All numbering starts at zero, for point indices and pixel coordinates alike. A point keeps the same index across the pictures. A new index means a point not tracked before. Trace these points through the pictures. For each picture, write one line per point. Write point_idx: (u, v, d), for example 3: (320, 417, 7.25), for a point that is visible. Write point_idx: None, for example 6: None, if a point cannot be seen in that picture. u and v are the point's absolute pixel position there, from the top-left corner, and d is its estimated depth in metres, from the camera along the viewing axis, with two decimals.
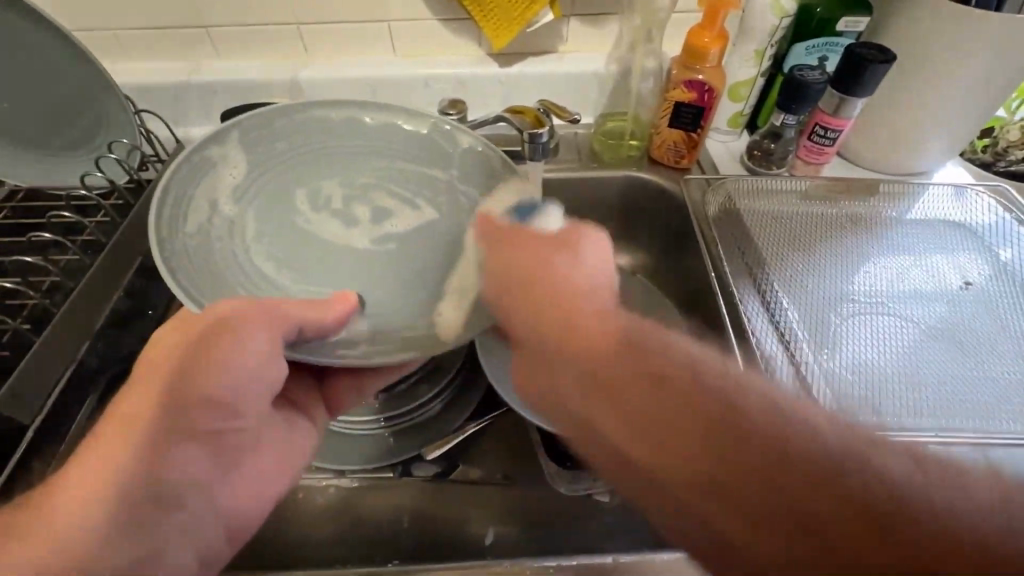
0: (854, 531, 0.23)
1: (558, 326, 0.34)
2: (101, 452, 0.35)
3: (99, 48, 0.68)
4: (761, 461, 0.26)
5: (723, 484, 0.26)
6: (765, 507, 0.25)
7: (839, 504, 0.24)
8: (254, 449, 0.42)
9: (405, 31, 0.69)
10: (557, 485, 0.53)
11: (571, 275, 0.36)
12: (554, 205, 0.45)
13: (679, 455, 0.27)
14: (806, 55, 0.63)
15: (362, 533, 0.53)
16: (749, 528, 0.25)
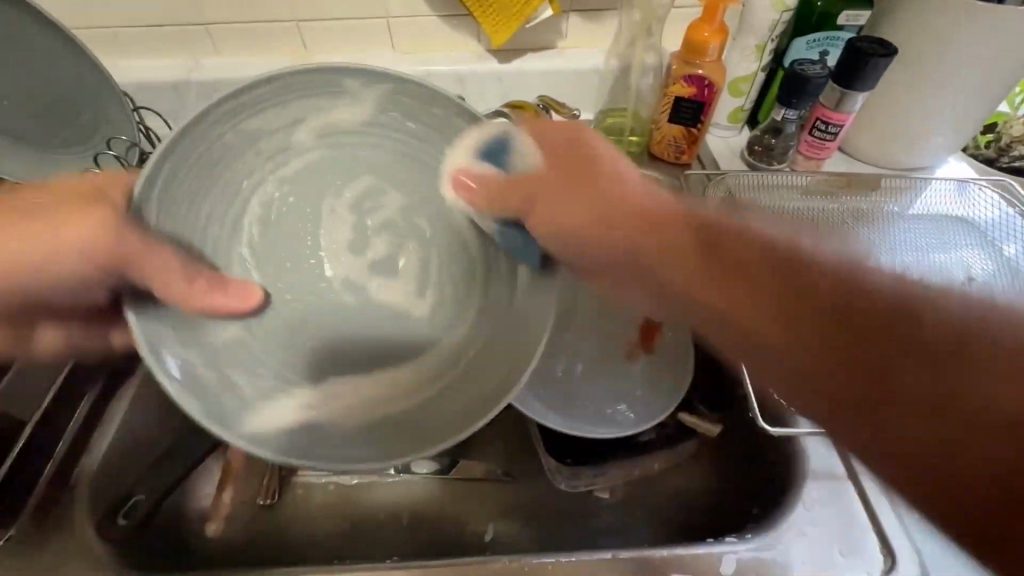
0: (940, 389, 0.28)
1: (601, 200, 0.39)
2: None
3: (98, 46, 0.68)
4: (855, 326, 0.31)
5: (789, 337, 0.32)
6: (846, 367, 0.30)
7: (937, 358, 0.28)
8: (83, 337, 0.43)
9: (405, 28, 0.69)
10: (555, 480, 0.52)
11: (612, 164, 0.40)
12: (516, 134, 0.41)
13: (768, 321, 0.33)
14: (807, 49, 0.63)
15: (361, 529, 0.53)
16: (842, 387, 0.30)
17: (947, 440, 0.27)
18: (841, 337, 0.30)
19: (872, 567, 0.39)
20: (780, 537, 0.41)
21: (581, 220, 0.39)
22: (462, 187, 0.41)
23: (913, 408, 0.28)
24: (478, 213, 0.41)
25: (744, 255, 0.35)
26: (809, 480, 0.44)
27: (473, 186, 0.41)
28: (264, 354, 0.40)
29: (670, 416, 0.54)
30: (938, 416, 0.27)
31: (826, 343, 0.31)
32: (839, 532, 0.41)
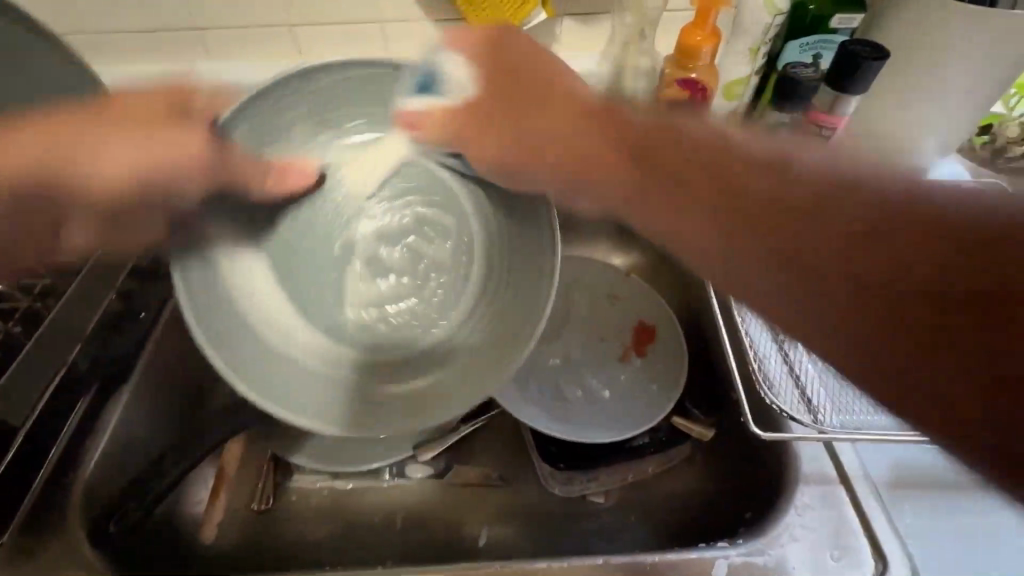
0: (943, 312, 0.27)
1: (550, 130, 0.41)
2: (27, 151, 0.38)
3: (92, 52, 0.68)
4: (857, 229, 0.29)
5: (788, 250, 0.30)
6: (835, 280, 0.29)
7: (938, 277, 0.27)
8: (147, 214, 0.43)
9: (399, 32, 0.69)
10: (549, 485, 0.53)
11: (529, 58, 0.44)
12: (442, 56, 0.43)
13: (754, 242, 0.31)
14: (800, 53, 0.62)
15: (355, 533, 0.53)
16: (853, 280, 0.28)
17: (935, 362, 0.26)
18: (828, 261, 0.29)
19: (864, 571, 0.39)
20: (772, 541, 0.41)
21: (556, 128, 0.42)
22: (410, 126, 0.45)
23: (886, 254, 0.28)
24: (439, 149, 0.48)
25: (722, 164, 0.33)
26: (801, 484, 0.44)
27: (423, 123, 0.44)
28: (318, 341, 0.50)
29: (664, 419, 0.54)
30: (934, 339, 0.26)
31: (817, 263, 0.29)
32: (831, 535, 0.41)
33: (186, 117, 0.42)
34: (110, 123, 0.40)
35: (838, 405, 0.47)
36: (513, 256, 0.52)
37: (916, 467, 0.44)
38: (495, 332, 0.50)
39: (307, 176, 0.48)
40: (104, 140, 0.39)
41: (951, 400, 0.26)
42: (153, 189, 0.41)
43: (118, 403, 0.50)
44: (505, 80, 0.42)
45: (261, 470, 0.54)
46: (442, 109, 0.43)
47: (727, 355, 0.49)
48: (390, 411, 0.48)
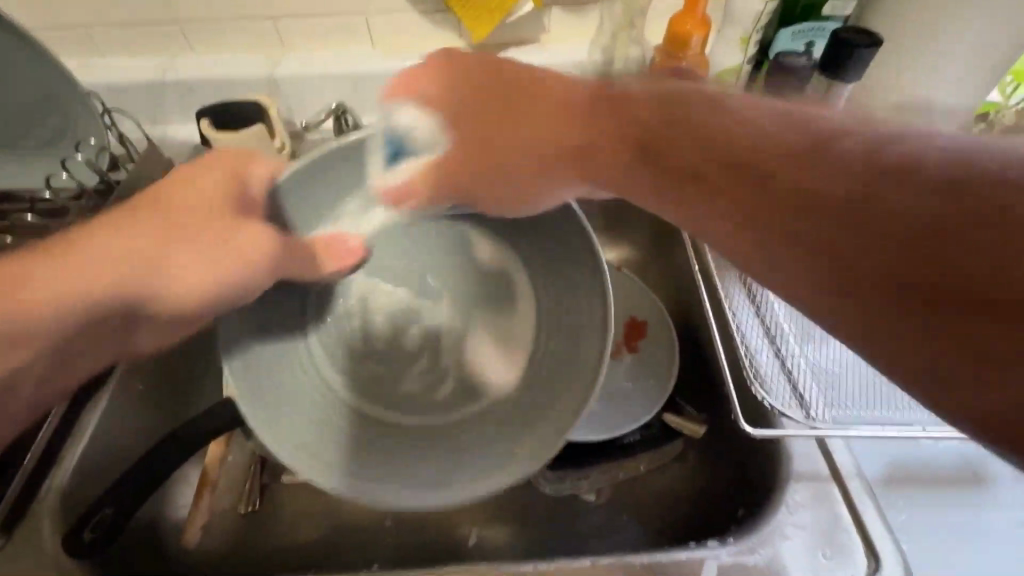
0: (943, 255, 0.23)
1: (526, 131, 0.39)
2: (85, 252, 0.37)
3: (69, 47, 0.67)
4: (833, 183, 0.26)
5: (773, 224, 0.28)
6: (822, 248, 0.26)
7: (910, 229, 0.23)
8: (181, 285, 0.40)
9: (384, 24, 0.67)
10: (540, 484, 0.52)
11: (512, 78, 0.41)
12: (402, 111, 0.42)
13: (730, 210, 0.29)
14: (792, 41, 0.61)
15: (341, 536, 0.53)
16: (850, 255, 0.25)
17: (926, 318, 0.23)
18: (813, 232, 0.26)
19: (856, 569, 0.39)
20: (763, 540, 0.40)
21: (525, 169, 0.40)
22: (391, 200, 0.45)
23: (867, 231, 0.24)
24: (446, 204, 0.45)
25: (705, 136, 0.31)
26: (792, 482, 0.43)
27: (401, 195, 0.45)
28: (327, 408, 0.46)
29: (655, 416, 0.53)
30: (925, 287, 0.23)
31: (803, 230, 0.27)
32: (823, 534, 0.40)
33: (249, 213, 0.42)
34: (179, 241, 0.40)
35: (830, 400, 0.46)
36: (567, 326, 0.48)
37: (910, 463, 0.44)
38: (549, 385, 0.47)
39: (352, 250, 0.46)
40: (175, 258, 0.40)
41: (942, 361, 0.23)
42: (222, 226, 0.41)
43: (98, 408, 0.49)
44: (478, 98, 0.41)
45: (247, 471, 0.54)
46: (415, 170, 0.43)
47: (718, 350, 0.48)
48: (422, 456, 0.45)
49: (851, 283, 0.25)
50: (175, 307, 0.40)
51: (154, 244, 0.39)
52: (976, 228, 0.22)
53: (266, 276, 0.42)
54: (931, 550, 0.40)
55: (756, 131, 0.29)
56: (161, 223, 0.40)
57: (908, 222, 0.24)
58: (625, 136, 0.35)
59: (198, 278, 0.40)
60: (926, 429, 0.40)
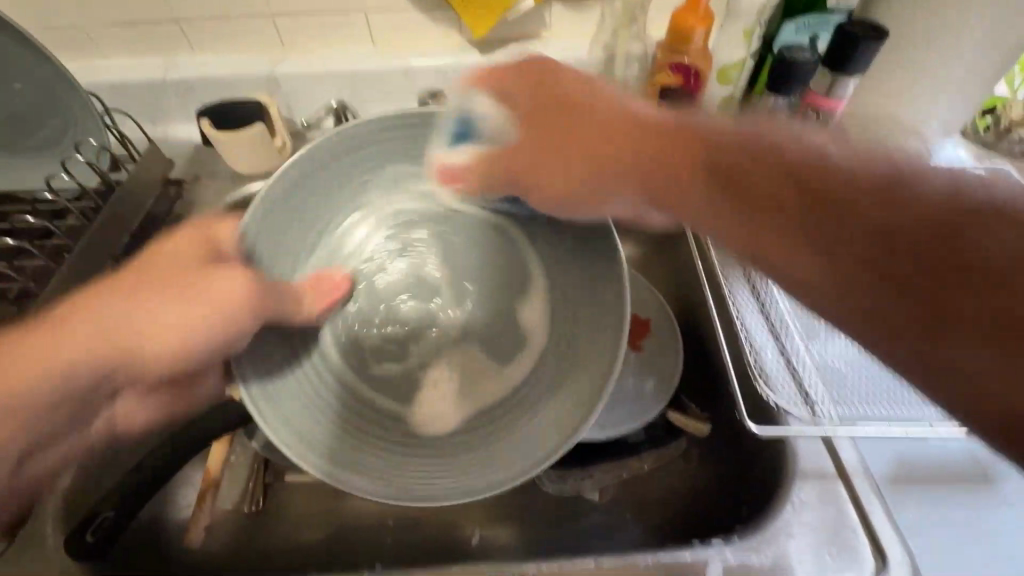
0: (971, 292, 0.26)
1: (574, 141, 0.39)
2: (54, 338, 0.35)
3: (69, 47, 0.67)
4: (877, 221, 0.29)
5: (806, 242, 0.31)
6: (851, 270, 0.30)
7: (944, 266, 0.27)
8: (168, 328, 0.38)
9: (383, 21, 0.67)
10: (542, 484, 0.52)
11: (601, 89, 0.41)
12: (475, 100, 0.44)
13: (779, 230, 0.32)
14: (797, 33, 0.60)
15: (345, 535, 0.53)
16: (874, 273, 0.29)
17: (947, 337, 0.26)
18: (849, 257, 0.30)
19: (862, 569, 0.38)
20: (768, 540, 0.40)
21: (566, 177, 0.40)
22: (447, 179, 0.46)
23: (888, 258, 0.29)
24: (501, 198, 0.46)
25: (761, 162, 0.34)
26: (798, 481, 0.43)
27: (459, 178, 0.45)
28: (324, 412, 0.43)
29: (658, 413, 0.53)
30: (943, 319, 0.27)
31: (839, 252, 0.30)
32: (829, 533, 0.40)
33: (221, 261, 0.40)
34: (156, 300, 0.38)
35: (836, 397, 0.46)
36: (579, 313, 0.46)
37: (916, 460, 0.43)
38: (557, 391, 0.44)
39: (337, 284, 0.46)
40: (154, 307, 0.38)
41: (950, 375, 0.26)
42: (193, 276, 0.39)
43: None
44: (562, 105, 0.41)
45: (251, 469, 0.54)
46: (475, 155, 0.44)
47: (722, 347, 0.48)
48: (417, 463, 0.43)
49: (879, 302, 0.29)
50: (156, 361, 0.38)
51: (125, 327, 0.37)
52: (992, 279, 0.26)
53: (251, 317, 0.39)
54: (940, 548, 0.39)
55: (816, 168, 0.32)
56: (131, 302, 0.37)
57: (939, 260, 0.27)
58: (686, 153, 0.36)
59: (167, 330, 0.38)
60: (933, 426, 0.40)
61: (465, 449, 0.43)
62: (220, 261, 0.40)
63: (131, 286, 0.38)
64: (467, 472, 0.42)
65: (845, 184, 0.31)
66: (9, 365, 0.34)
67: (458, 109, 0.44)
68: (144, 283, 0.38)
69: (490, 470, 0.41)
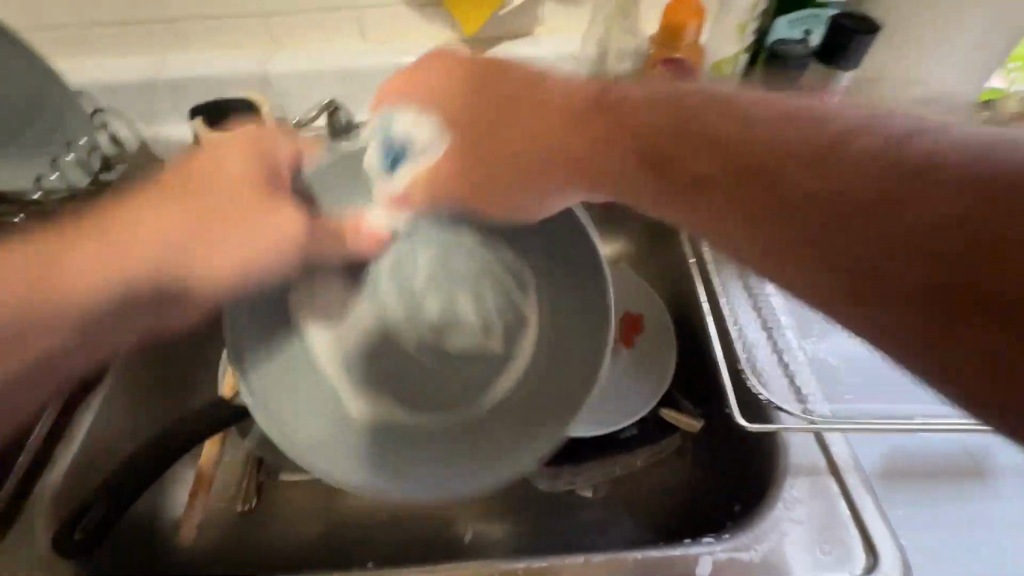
0: (955, 237, 0.23)
1: (498, 139, 0.43)
2: (118, 249, 0.36)
3: (60, 48, 0.67)
4: (839, 174, 0.27)
5: (761, 219, 0.30)
6: (814, 244, 0.27)
7: (913, 217, 0.24)
8: (235, 231, 0.40)
9: (374, 17, 0.67)
10: (536, 481, 0.52)
11: (512, 76, 0.44)
12: (394, 116, 0.46)
13: (728, 209, 0.31)
14: (790, 29, 0.60)
15: (336, 535, 0.52)
16: (844, 243, 0.26)
17: (967, 314, 0.22)
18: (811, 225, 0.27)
19: (853, 565, 0.38)
20: (759, 536, 0.40)
21: (501, 157, 0.42)
22: (399, 205, 0.45)
23: (855, 214, 0.26)
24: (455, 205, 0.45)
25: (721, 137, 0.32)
26: (790, 478, 0.42)
27: (408, 199, 0.45)
28: (334, 418, 0.45)
29: (651, 411, 0.53)
30: (917, 271, 0.24)
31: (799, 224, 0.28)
32: (820, 529, 0.40)
33: (274, 189, 0.42)
34: (208, 226, 0.39)
35: (828, 393, 0.45)
36: (572, 317, 0.47)
37: (909, 456, 0.43)
38: (548, 396, 0.45)
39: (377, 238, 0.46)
40: (209, 247, 0.39)
41: (951, 340, 0.23)
42: (243, 221, 0.40)
43: (92, 408, 0.50)
44: (479, 92, 0.44)
45: (243, 470, 0.54)
46: (413, 173, 0.45)
47: (713, 343, 0.48)
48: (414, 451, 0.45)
49: (864, 272, 0.26)
50: (206, 282, 0.39)
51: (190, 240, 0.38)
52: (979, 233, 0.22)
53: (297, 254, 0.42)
54: (931, 544, 0.39)
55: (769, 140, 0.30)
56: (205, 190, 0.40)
57: (907, 213, 0.24)
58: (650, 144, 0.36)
59: (223, 269, 0.39)
60: (924, 423, 0.40)
61: (468, 434, 0.45)
62: (278, 188, 0.42)
63: (203, 194, 0.40)
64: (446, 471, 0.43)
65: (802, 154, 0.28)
66: (71, 279, 0.34)
67: (379, 125, 0.46)
68: (210, 197, 0.40)
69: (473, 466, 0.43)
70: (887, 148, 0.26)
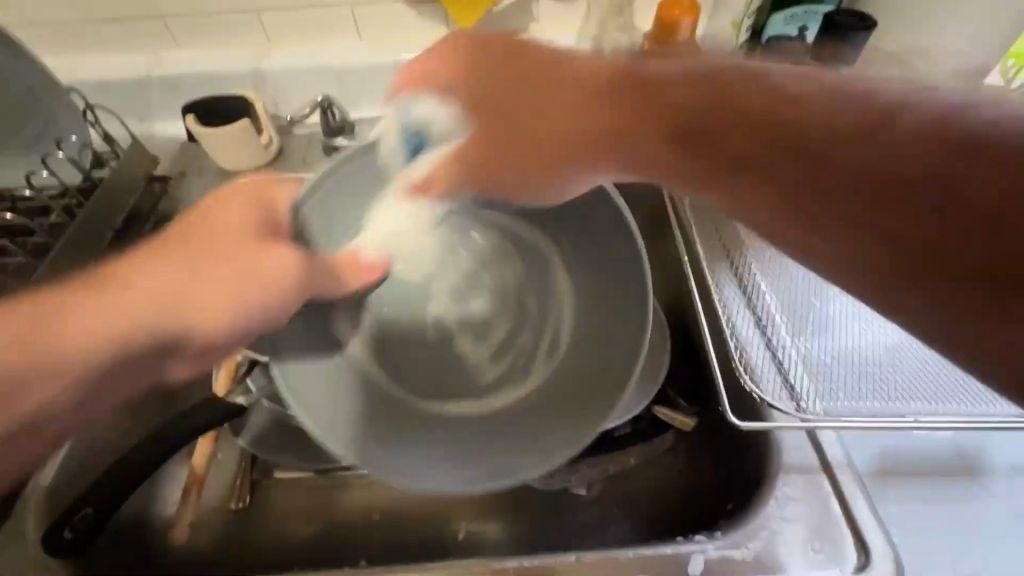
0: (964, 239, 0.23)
1: (532, 114, 0.39)
2: (118, 293, 0.35)
3: (53, 43, 0.66)
4: (864, 166, 0.25)
5: (788, 188, 0.28)
6: (841, 210, 0.26)
7: (931, 211, 0.24)
8: (239, 264, 0.38)
9: (370, 14, 0.66)
10: (530, 479, 0.52)
11: (539, 50, 0.41)
12: (423, 102, 0.41)
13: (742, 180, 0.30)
14: (785, 26, 0.59)
15: (329, 534, 0.52)
16: (885, 216, 0.25)
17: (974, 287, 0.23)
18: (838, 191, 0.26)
19: (844, 563, 0.38)
20: (751, 534, 0.40)
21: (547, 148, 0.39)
22: (421, 189, 0.42)
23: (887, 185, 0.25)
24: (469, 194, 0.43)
25: (749, 112, 0.29)
26: (783, 476, 0.42)
27: (430, 186, 0.42)
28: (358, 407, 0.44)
29: (645, 408, 0.52)
30: (935, 262, 0.24)
31: (827, 189, 0.26)
32: (811, 528, 0.40)
33: (275, 236, 0.40)
34: (212, 272, 0.37)
35: (821, 392, 0.45)
36: (603, 308, 0.47)
37: (901, 455, 0.43)
38: (561, 402, 0.45)
39: (376, 269, 0.42)
40: (210, 288, 0.37)
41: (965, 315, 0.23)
42: (251, 246, 0.39)
43: None
44: (505, 61, 0.41)
45: (237, 468, 0.54)
46: (437, 159, 0.41)
47: (707, 340, 0.48)
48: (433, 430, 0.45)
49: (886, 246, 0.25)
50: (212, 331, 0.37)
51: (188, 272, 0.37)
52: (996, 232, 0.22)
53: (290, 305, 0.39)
54: (923, 542, 0.39)
55: (797, 118, 0.27)
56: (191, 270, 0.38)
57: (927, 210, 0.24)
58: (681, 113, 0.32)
59: (217, 305, 0.37)
60: (917, 421, 0.39)
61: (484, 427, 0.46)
62: (271, 238, 0.40)
63: (204, 246, 0.39)
64: (466, 461, 0.43)
65: (833, 139, 0.26)
66: (74, 318, 0.33)
67: (401, 111, 0.42)
68: (195, 246, 0.39)
69: (516, 456, 0.43)
70: (925, 133, 0.24)
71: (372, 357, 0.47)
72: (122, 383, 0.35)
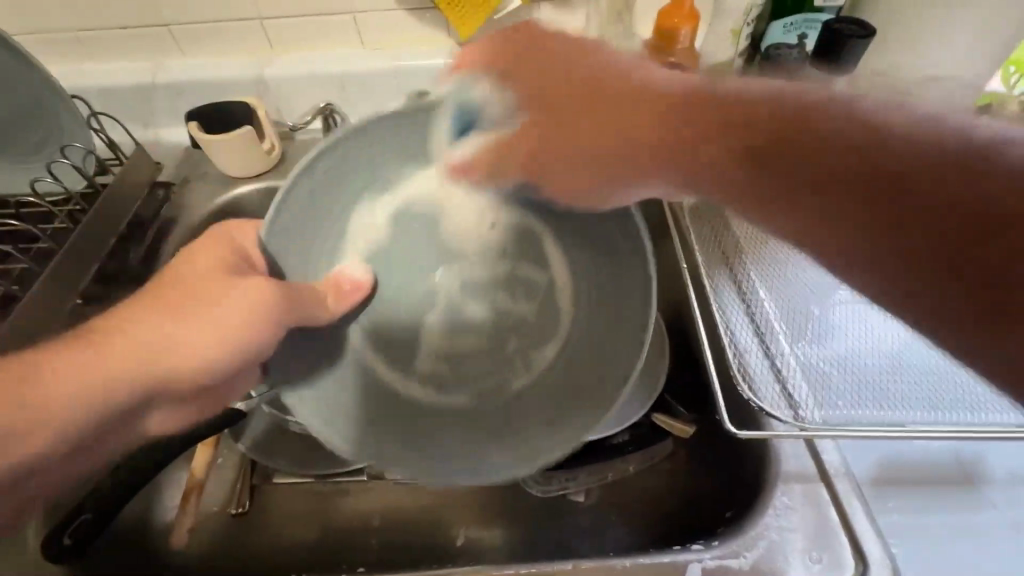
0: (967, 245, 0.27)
1: (577, 116, 0.42)
2: (117, 340, 0.36)
3: (58, 51, 0.67)
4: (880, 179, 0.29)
5: (812, 206, 0.32)
6: (858, 226, 0.30)
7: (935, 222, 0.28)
8: (215, 299, 0.39)
9: (371, 22, 0.67)
10: (528, 486, 0.52)
11: (590, 49, 0.44)
12: (478, 87, 0.42)
13: (773, 197, 0.34)
14: (784, 34, 0.60)
15: (327, 539, 0.53)
16: (898, 232, 0.29)
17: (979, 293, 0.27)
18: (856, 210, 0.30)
19: (842, 572, 0.38)
20: (748, 543, 0.40)
21: (586, 149, 0.41)
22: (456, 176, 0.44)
23: (898, 206, 0.29)
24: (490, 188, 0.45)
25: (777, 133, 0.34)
26: (781, 484, 0.42)
27: (467, 170, 0.44)
28: (356, 408, 0.45)
29: (644, 415, 0.52)
30: (944, 271, 0.28)
31: (845, 209, 0.31)
32: (809, 536, 0.40)
33: (246, 273, 0.41)
34: (189, 313, 0.39)
35: (820, 399, 0.45)
36: (599, 308, 0.46)
37: (899, 463, 0.43)
38: (561, 402, 0.45)
39: (360, 289, 0.45)
40: (192, 339, 0.38)
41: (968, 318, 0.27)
42: (222, 287, 0.40)
43: None
44: (547, 58, 0.43)
45: (238, 472, 0.54)
46: (481, 143, 0.42)
47: (705, 348, 0.48)
48: (439, 431, 0.46)
49: (902, 259, 0.29)
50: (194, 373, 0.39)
51: (166, 306, 0.39)
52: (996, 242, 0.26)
53: (273, 327, 0.39)
54: (921, 551, 0.39)
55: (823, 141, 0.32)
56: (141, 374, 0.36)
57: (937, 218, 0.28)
58: (711, 129, 0.37)
59: (198, 348, 0.38)
60: (917, 430, 0.39)
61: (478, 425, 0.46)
62: (245, 272, 0.41)
63: (181, 290, 0.39)
64: (445, 453, 0.44)
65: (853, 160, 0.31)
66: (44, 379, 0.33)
67: (454, 97, 0.42)
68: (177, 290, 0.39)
69: (509, 465, 0.43)
70: (935, 160, 0.28)
71: (377, 352, 0.48)
72: (113, 434, 0.37)
